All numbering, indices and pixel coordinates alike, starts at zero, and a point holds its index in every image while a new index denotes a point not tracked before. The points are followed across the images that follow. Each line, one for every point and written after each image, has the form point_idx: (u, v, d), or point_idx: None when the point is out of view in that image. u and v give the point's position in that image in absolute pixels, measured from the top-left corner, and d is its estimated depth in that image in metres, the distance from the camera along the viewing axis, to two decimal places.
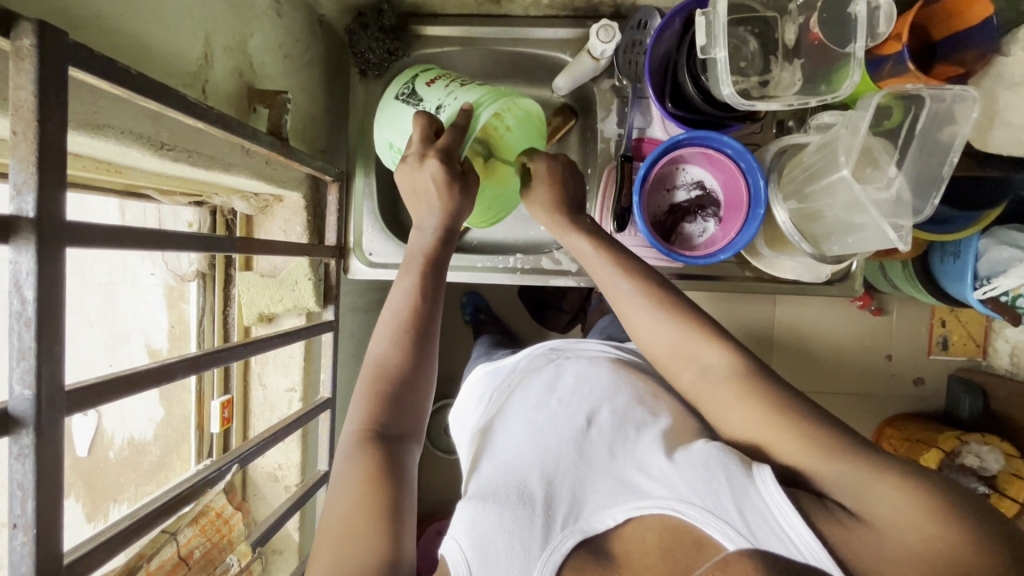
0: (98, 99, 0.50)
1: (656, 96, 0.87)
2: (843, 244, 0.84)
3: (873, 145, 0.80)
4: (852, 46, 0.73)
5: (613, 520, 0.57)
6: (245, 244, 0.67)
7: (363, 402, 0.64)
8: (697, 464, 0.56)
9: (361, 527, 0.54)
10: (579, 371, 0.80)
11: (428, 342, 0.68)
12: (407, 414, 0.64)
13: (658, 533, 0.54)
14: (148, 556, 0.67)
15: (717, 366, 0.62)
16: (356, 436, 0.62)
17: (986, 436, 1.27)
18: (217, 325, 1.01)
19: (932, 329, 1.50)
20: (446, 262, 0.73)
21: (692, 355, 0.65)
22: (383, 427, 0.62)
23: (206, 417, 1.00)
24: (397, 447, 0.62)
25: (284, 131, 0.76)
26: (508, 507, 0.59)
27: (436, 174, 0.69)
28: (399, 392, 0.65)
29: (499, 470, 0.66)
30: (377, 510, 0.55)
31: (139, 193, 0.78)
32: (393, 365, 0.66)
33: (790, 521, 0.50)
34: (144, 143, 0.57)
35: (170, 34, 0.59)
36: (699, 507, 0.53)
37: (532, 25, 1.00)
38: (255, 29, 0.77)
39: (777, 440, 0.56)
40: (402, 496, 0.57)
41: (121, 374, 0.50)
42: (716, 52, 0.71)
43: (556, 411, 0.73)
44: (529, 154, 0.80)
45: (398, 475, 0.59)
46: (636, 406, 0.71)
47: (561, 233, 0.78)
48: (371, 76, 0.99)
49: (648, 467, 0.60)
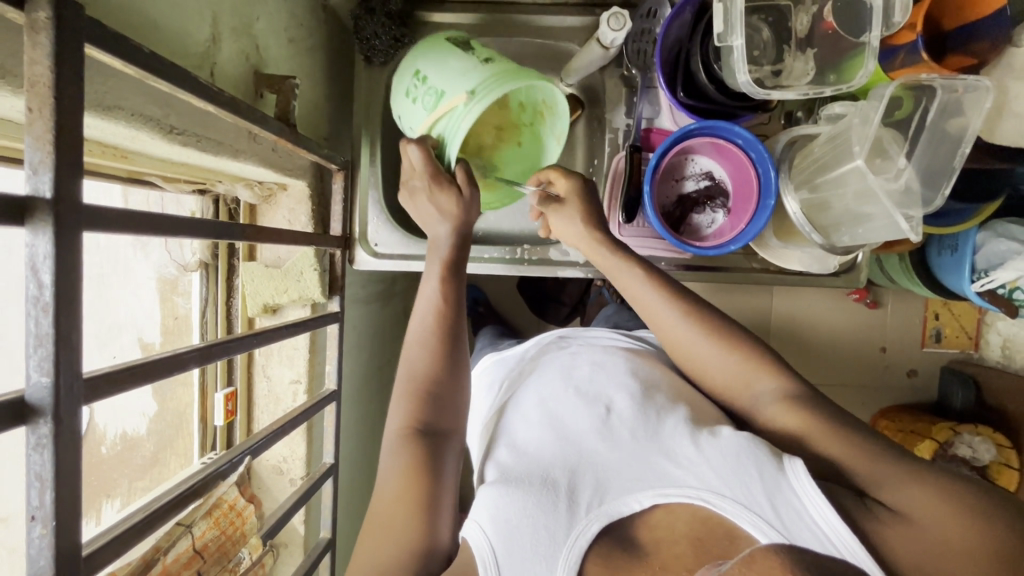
0: (108, 79, 0.48)
1: (667, 86, 0.86)
2: (853, 235, 0.84)
3: (883, 136, 0.80)
4: (867, 35, 0.73)
5: (639, 504, 0.59)
6: (256, 233, 0.65)
7: (400, 404, 0.68)
8: (728, 454, 0.58)
9: (403, 519, 0.58)
10: (595, 358, 0.81)
11: (457, 340, 0.72)
12: (442, 414, 0.68)
13: (687, 523, 0.57)
14: (163, 549, 0.66)
15: (772, 395, 0.67)
16: (399, 433, 0.66)
17: (978, 426, 1.31)
18: (220, 316, 0.99)
19: (927, 322, 1.52)
20: (466, 262, 0.76)
21: (744, 381, 0.70)
22: (423, 423, 0.66)
23: (207, 410, 0.98)
24: (437, 440, 0.65)
25: (292, 117, 0.75)
26: (531, 493, 0.60)
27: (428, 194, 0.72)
28: (431, 393, 0.68)
29: (518, 457, 0.67)
30: (416, 503, 0.59)
31: (142, 180, 0.76)
32: (429, 366, 0.70)
33: (824, 514, 0.53)
34: (153, 126, 0.55)
35: (179, 14, 0.58)
36: (730, 499, 0.55)
37: (540, 11, 0.99)
38: (261, 12, 0.75)
39: (820, 437, 0.61)
40: (440, 487, 0.61)
41: (135, 362, 0.48)
42: (734, 40, 0.70)
43: (576, 400, 0.73)
44: (561, 172, 0.83)
45: (437, 467, 0.62)
46: (656, 390, 0.72)
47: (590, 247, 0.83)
48: (375, 63, 0.97)
49: (675, 454, 0.61)
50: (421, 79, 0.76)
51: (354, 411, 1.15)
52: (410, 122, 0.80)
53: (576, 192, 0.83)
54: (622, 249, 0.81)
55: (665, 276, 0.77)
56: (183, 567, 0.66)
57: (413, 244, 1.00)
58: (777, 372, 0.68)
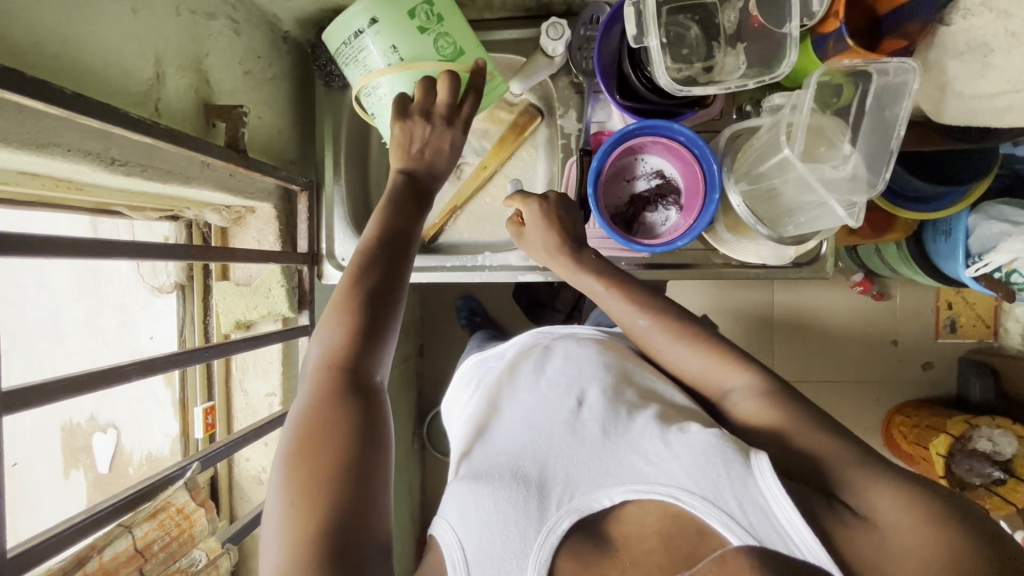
0: (41, 119, 0.53)
1: (607, 90, 0.88)
2: (797, 224, 0.84)
3: (822, 124, 0.80)
4: (788, 26, 0.74)
5: (609, 500, 0.61)
6: (202, 251, 0.71)
7: (329, 334, 0.64)
8: (697, 452, 0.59)
9: (324, 476, 0.56)
10: (568, 352, 0.83)
11: (395, 279, 0.68)
12: (376, 353, 0.65)
13: (658, 520, 0.58)
14: (99, 547, 0.67)
15: (742, 391, 0.67)
16: (321, 372, 0.62)
17: (997, 419, 1.23)
18: (198, 334, 1.04)
19: (940, 312, 1.47)
20: (416, 203, 0.74)
21: (719, 380, 0.70)
22: (348, 364, 0.63)
23: (190, 423, 1.03)
24: (364, 385, 0.63)
25: (241, 143, 0.80)
26: (499, 486, 0.62)
27: (458, 138, 0.77)
28: (365, 329, 0.64)
29: (489, 452, 0.70)
30: (341, 458, 0.57)
31: (110, 210, 0.82)
32: (364, 295, 0.65)
33: (789, 517, 0.53)
34: (93, 159, 0.60)
35: (115, 58, 0.63)
36: (699, 496, 0.57)
37: (488, 27, 1.02)
38: (211, 48, 0.81)
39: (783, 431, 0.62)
40: (367, 444, 0.59)
41: (70, 376, 0.52)
42: (648, 42, 0.72)
43: (549, 394, 0.76)
44: (521, 198, 0.83)
45: (365, 419, 0.60)
46: (627, 387, 0.74)
47: (564, 272, 0.82)
48: (336, 87, 1.03)
49: (644, 451, 0.63)
50: (435, 14, 0.79)
51: None
52: (407, 50, 0.78)
53: (539, 217, 0.82)
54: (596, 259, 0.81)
55: (634, 284, 0.79)
56: (123, 565, 0.68)
57: None
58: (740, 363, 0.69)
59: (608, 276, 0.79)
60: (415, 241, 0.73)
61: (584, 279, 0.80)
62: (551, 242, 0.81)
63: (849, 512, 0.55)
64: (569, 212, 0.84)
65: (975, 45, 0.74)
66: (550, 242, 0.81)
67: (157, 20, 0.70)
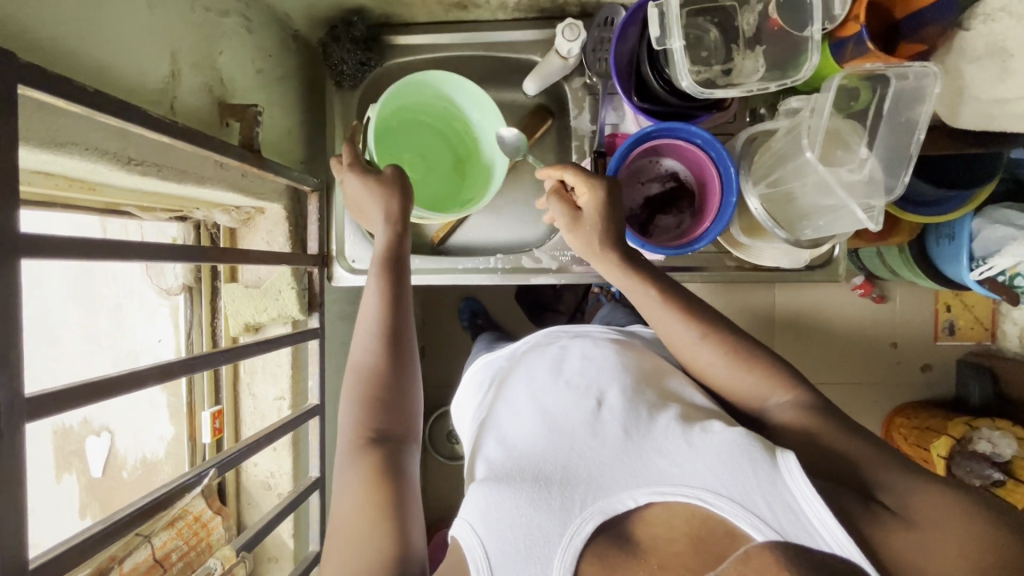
0: (60, 117, 0.52)
1: (623, 91, 0.87)
2: (816, 227, 0.84)
3: (840, 127, 0.81)
4: (809, 30, 0.74)
5: (634, 501, 0.60)
6: (217, 253, 0.70)
7: (349, 413, 0.66)
8: (722, 453, 0.59)
9: (367, 529, 0.57)
10: (585, 352, 0.81)
11: (405, 341, 0.71)
12: (396, 416, 0.67)
13: (685, 521, 0.57)
14: (119, 558, 0.72)
15: (786, 407, 0.67)
16: (352, 443, 0.64)
17: (998, 421, 1.24)
18: (205, 337, 1.02)
19: (938, 315, 1.48)
20: (406, 254, 0.77)
21: (761, 398, 0.70)
22: (375, 430, 0.65)
23: (196, 428, 1.02)
24: (393, 446, 0.65)
25: (256, 143, 0.78)
26: (521, 490, 0.61)
27: (357, 182, 0.79)
28: (383, 397, 0.67)
29: (508, 453, 0.69)
30: (381, 508, 0.58)
31: (119, 211, 0.80)
32: (378, 366, 0.69)
33: (820, 515, 0.53)
34: (111, 159, 0.58)
35: (133, 55, 0.62)
36: (726, 498, 0.56)
37: (501, 27, 1.01)
38: (224, 46, 0.80)
39: (814, 434, 0.63)
40: (405, 494, 0.60)
41: (94, 380, 0.50)
42: (671, 44, 0.72)
43: (566, 395, 0.75)
44: (586, 183, 0.79)
45: (398, 473, 0.62)
46: (647, 387, 0.74)
47: (609, 266, 0.80)
48: (347, 87, 1.01)
49: (666, 451, 0.63)
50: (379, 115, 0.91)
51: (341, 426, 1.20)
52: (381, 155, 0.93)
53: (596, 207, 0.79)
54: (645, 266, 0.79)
55: (691, 300, 0.75)
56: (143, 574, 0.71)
57: None
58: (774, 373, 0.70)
59: (646, 279, 0.77)
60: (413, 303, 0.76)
61: (634, 281, 0.77)
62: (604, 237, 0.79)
63: (886, 512, 0.55)
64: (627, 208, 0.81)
65: (994, 49, 0.74)
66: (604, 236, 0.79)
67: (172, 18, 0.68)
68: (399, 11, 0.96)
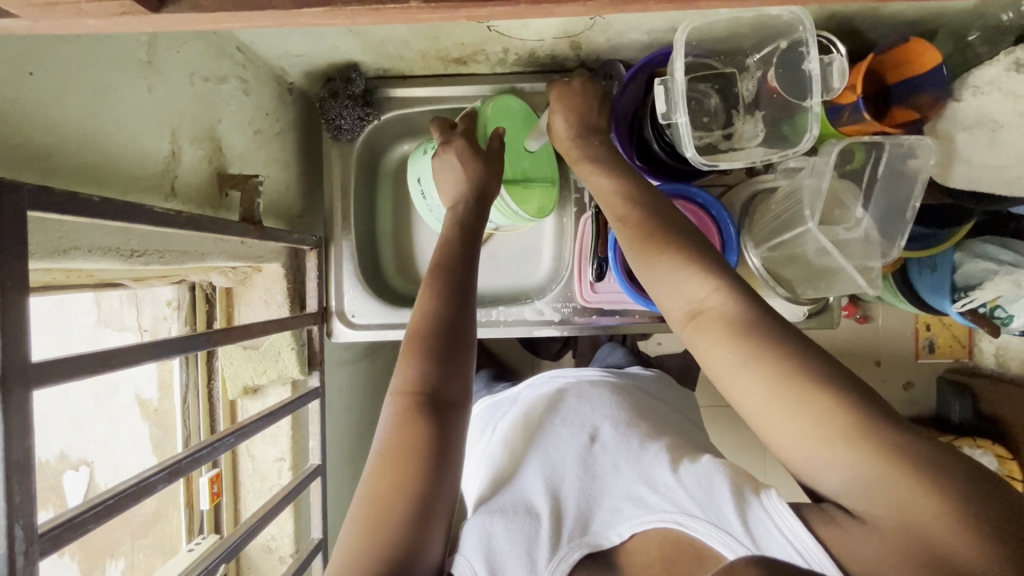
0: (62, 226, 0.50)
1: (625, 152, 0.90)
2: (817, 288, 0.88)
3: (838, 189, 0.81)
4: (810, 102, 0.74)
5: (619, 537, 0.61)
6: (222, 335, 0.68)
7: (407, 361, 0.63)
8: (700, 478, 0.60)
9: (395, 511, 0.54)
10: (583, 392, 0.84)
11: (466, 299, 0.68)
12: (455, 380, 0.62)
13: (659, 545, 0.58)
14: None
15: (709, 291, 0.56)
16: (402, 395, 0.60)
17: (978, 439, 1.25)
18: (202, 400, 1.00)
19: (917, 333, 1.39)
20: (481, 231, 0.78)
21: (678, 286, 0.59)
22: (430, 391, 0.60)
23: (194, 493, 0.98)
24: (443, 411, 0.60)
25: (257, 214, 0.76)
26: (513, 521, 0.64)
27: (461, 150, 0.83)
28: (444, 352, 0.63)
29: (505, 489, 0.71)
30: (413, 488, 0.55)
31: (114, 284, 0.78)
32: (440, 316, 0.65)
33: (793, 528, 0.50)
34: (113, 255, 0.57)
35: (133, 143, 0.60)
36: (702, 520, 0.56)
37: (500, 81, 1.00)
38: (223, 113, 0.78)
39: (756, 363, 0.50)
40: (440, 474, 0.57)
41: (98, 501, 0.48)
42: (677, 117, 0.72)
43: (563, 431, 0.77)
44: (565, 83, 0.85)
45: (442, 449, 0.58)
46: (639, 424, 0.76)
47: (573, 153, 0.80)
48: (344, 140, 1.00)
49: (655, 481, 0.63)
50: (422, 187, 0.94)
51: (338, 475, 1.18)
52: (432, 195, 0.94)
53: (564, 99, 0.84)
54: (602, 152, 0.77)
55: (661, 199, 0.68)
56: None
57: (390, 312, 1.03)
58: (772, 365, 0.49)
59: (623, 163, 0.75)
60: (475, 269, 0.73)
61: (586, 167, 0.77)
62: (572, 125, 0.81)
63: None
64: (594, 106, 0.84)
65: (984, 121, 0.78)
66: (568, 117, 0.81)
67: (172, 95, 0.66)
68: (397, 67, 0.95)
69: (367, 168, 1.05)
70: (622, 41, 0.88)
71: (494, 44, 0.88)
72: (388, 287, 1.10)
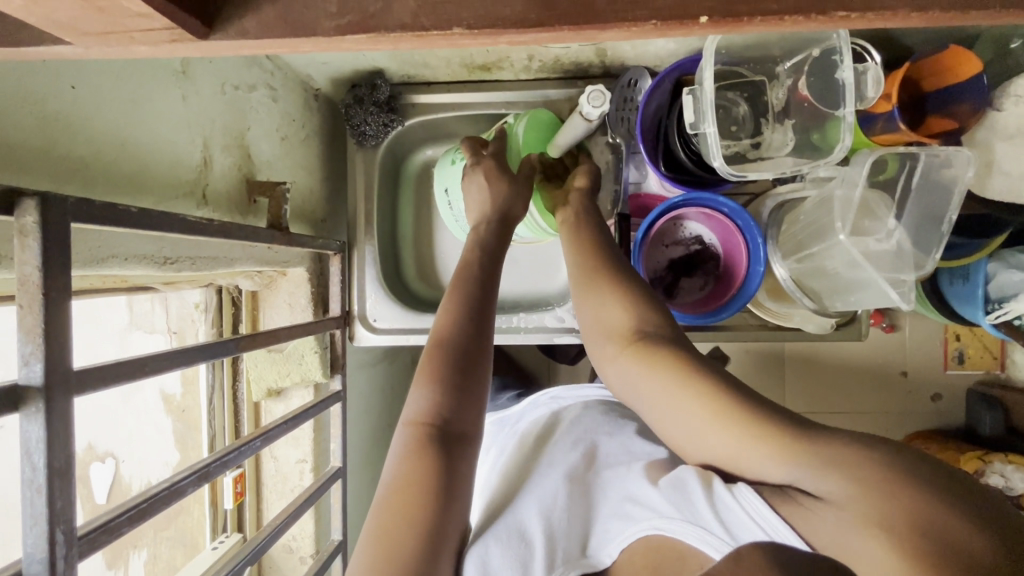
0: (101, 236, 0.52)
1: (650, 161, 0.88)
2: (846, 302, 0.85)
3: (870, 198, 0.79)
4: (842, 110, 0.73)
5: (609, 557, 0.56)
6: (250, 340, 0.69)
7: (421, 389, 0.62)
8: (674, 478, 0.55)
9: (404, 544, 0.53)
10: (584, 416, 0.81)
11: (482, 327, 0.67)
12: (467, 411, 0.62)
13: (643, 555, 0.53)
14: None
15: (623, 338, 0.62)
16: (414, 427, 0.60)
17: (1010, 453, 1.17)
18: (227, 402, 1.01)
19: (947, 344, 1.35)
20: (500, 254, 0.77)
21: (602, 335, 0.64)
22: (442, 422, 0.60)
23: (218, 493, 1.00)
24: (455, 443, 0.60)
25: (284, 220, 0.77)
26: (506, 547, 0.59)
27: (486, 168, 0.83)
28: (458, 381, 0.62)
29: (498, 511, 0.68)
30: (423, 521, 0.55)
31: (146, 287, 0.79)
32: (454, 343, 0.65)
33: (770, 524, 0.46)
34: (148, 262, 0.58)
35: (167, 153, 0.61)
36: (680, 520, 0.51)
37: (525, 87, 0.99)
38: (253, 120, 0.79)
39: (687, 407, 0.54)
40: (449, 506, 0.56)
41: (132, 505, 0.49)
42: (705, 127, 0.71)
43: (561, 453, 0.74)
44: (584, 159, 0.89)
45: (452, 480, 0.57)
46: (635, 445, 0.72)
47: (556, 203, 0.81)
48: (368, 146, 1.00)
49: (637, 494, 0.58)
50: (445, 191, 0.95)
51: (357, 477, 1.19)
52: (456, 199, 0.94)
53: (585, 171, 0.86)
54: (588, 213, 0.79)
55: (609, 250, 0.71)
56: None
57: (413, 317, 1.04)
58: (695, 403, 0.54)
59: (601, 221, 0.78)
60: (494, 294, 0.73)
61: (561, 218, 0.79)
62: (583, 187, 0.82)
63: None
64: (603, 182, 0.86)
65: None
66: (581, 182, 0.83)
67: (205, 104, 0.68)
68: (421, 73, 0.96)
69: (390, 171, 1.06)
70: (648, 48, 0.87)
71: (519, 51, 0.88)
72: (410, 291, 1.10)
